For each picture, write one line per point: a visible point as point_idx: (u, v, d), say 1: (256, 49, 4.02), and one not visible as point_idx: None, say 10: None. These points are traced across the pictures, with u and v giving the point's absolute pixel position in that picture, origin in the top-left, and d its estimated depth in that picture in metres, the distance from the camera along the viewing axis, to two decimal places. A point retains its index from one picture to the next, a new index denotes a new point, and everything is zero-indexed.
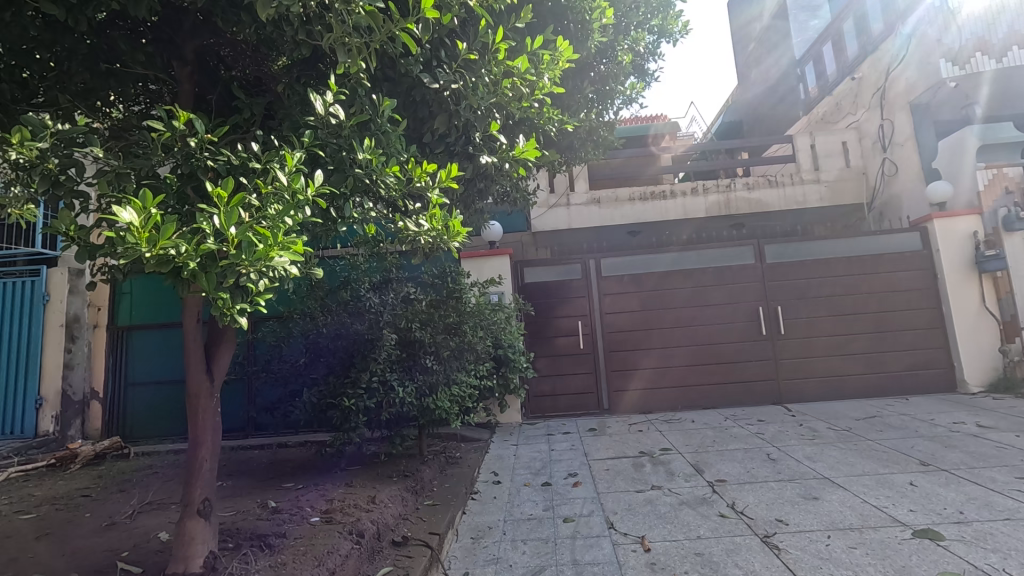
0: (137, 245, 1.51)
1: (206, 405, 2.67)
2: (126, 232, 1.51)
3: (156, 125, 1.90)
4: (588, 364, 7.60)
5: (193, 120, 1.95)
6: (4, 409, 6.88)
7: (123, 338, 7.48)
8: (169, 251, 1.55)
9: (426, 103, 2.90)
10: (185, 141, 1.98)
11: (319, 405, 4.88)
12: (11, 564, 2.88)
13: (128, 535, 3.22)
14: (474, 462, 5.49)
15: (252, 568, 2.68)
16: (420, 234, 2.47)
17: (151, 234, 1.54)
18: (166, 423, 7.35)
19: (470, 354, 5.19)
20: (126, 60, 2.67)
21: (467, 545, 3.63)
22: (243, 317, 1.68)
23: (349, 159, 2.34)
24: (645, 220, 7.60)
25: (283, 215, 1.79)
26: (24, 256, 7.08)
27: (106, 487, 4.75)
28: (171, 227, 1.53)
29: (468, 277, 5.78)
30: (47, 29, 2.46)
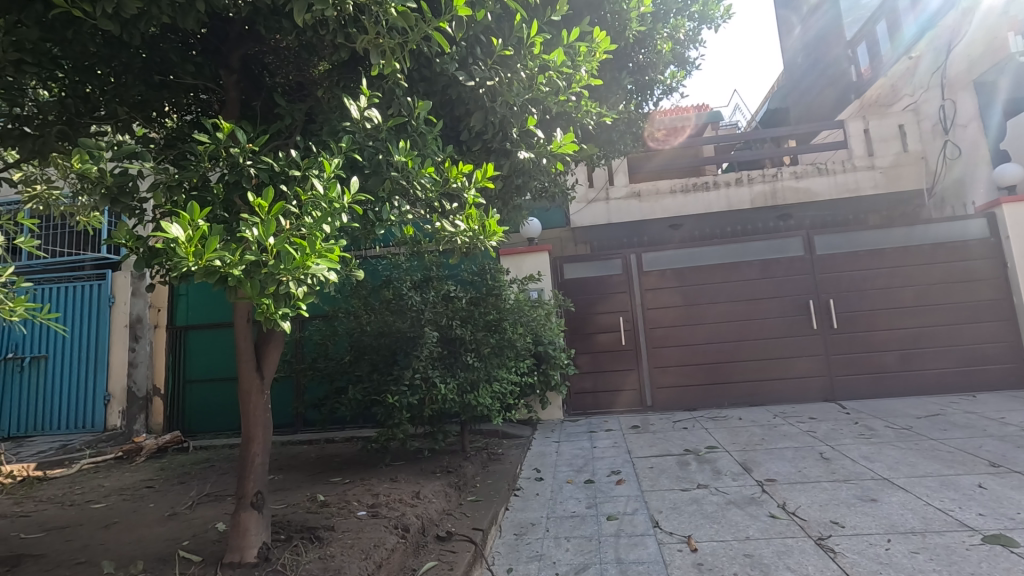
0: (183, 258, 1.55)
1: (257, 402, 2.78)
2: (174, 245, 1.55)
3: (201, 137, 1.95)
4: (629, 361, 7.50)
5: (236, 130, 1.99)
6: (76, 404, 7.41)
7: (180, 337, 7.80)
8: (215, 261, 1.58)
9: (462, 101, 2.89)
10: (229, 152, 2.03)
11: (364, 402, 5.01)
12: (83, 550, 3.08)
13: (188, 525, 3.38)
14: (516, 458, 5.51)
15: (302, 559, 2.74)
16: (457, 235, 2.48)
17: (198, 247, 1.58)
18: (220, 418, 7.68)
19: (511, 351, 5.19)
20: (177, 72, 2.76)
21: (511, 541, 3.65)
22: (286, 321, 1.70)
23: (385, 162, 2.36)
24: (686, 214, 7.42)
25: (320, 222, 1.79)
26: (91, 260, 7.58)
27: (168, 479, 5.01)
28: (213, 239, 1.56)
29: (507, 274, 5.79)
30: (106, 45, 2.56)
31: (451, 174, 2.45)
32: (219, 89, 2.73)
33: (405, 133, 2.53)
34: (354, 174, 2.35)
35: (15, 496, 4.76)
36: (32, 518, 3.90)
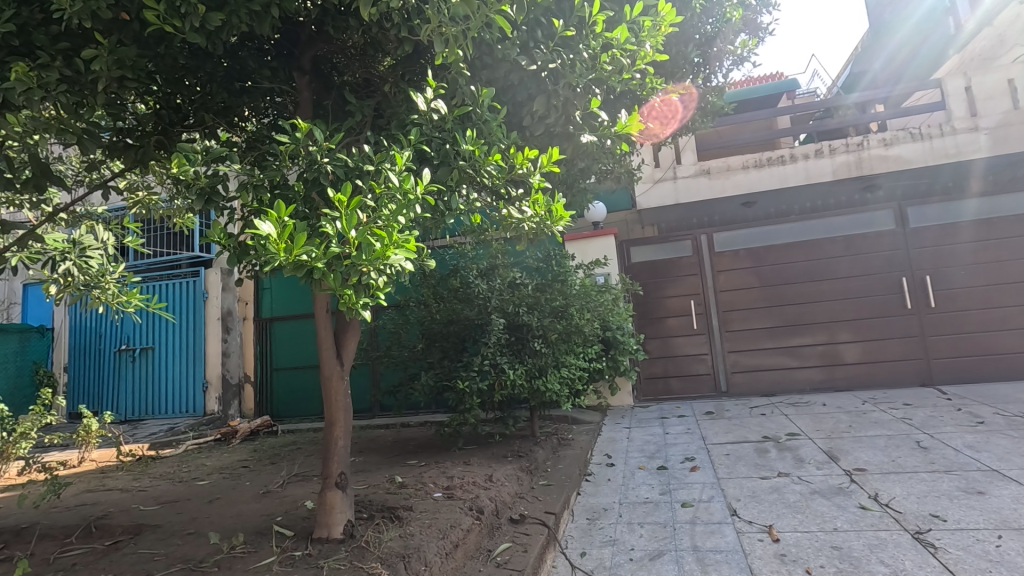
0: (275, 254, 1.64)
1: (338, 387, 2.94)
2: (266, 242, 1.65)
3: (282, 138, 2.05)
4: (701, 345, 7.29)
5: (313, 128, 2.09)
6: (178, 389, 8.18)
7: (267, 328, 8.26)
8: (302, 256, 1.66)
9: (523, 85, 2.83)
10: (307, 152, 2.12)
11: (436, 387, 5.13)
12: (191, 522, 3.38)
13: (281, 502, 3.64)
14: (586, 444, 5.50)
15: (384, 536, 2.86)
16: (524, 220, 2.48)
17: (287, 243, 1.67)
18: (304, 404, 8.06)
19: (578, 337, 5.16)
20: (255, 77, 2.93)
21: (583, 526, 3.68)
22: (367, 311, 1.77)
23: (453, 152, 2.38)
24: (761, 189, 7.01)
25: (396, 214, 1.84)
26: (187, 259, 8.36)
27: (261, 459, 5.42)
28: (301, 235, 1.64)
29: (573, 259, 5.76)
30: (193, 57, 2.72)
31: (516, 161, 2.46)
32: (293, 90, 2.88)
33: (468, 122, 2.53)
34: (423, 164, 2.39)
35: (135, 472, 5.32)
36: (148, 493, 4.34)
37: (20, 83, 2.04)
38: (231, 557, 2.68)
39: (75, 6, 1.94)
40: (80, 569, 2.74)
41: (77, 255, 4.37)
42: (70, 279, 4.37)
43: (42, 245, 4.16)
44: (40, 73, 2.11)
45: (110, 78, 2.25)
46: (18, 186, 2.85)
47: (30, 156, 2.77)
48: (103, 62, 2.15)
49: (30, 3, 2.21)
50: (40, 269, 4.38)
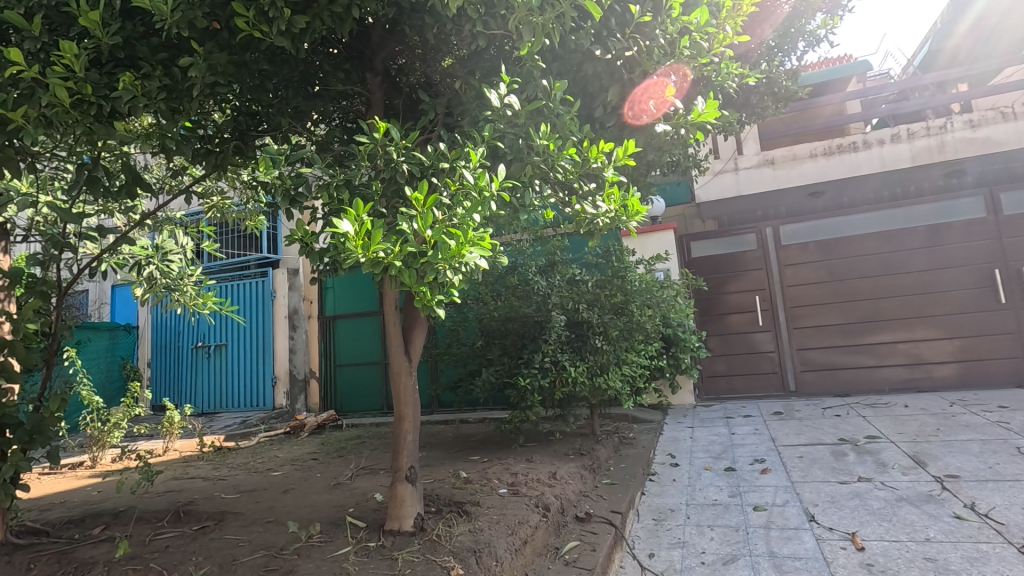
0: (354, 252, 1.65)
1: (406, 383, 3.00)
2: (345, 240, 1.65)
3: (362, 138, 2.09)
4: (768, 343, 7.00)
5: (391, 128, 2.12)
6: (250, 384, 8.60)
7: (330, 325, 8.40)
8: (380, 253, 1.68)
9: (597, 77, 2.79)
10: (385, 151, 2.15)
11: (497, 384, 5.14)
12: (270, 511, 3.54)
13: (351, 494, 3.75)
14: (648, 443, 5.39)
15: (454, 529, 2.87)
16: (598, 216, 2.40)
17: (365, 241, 1.67)
18: (366, 399, 8.16)
19: (640, 334, 5.08)
20: (330, 79, 3.01)
21: (650, 526, 3.61)
22: (441, 309, 1.79)
23: (526, 147, 2.37)
24: (831, 178, 6.65)
25: (471, 212, 1.83)
26: (256, 260, 8.84)
27: (329, 452, 5.61)
28: (379, 232, 1.64)
29: (633, 254, 5.65)
30: (273, 62, 2.79)
31: (590, 155, 2.37)
32: (366, 93, 2.97)
33: (540, 114, 2.53)
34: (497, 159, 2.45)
35: (214, 461, 5.64)
36: (228, 482, 4.58)
37: (129, 92, 2.14)
38: (309, 546, 2.78)
39: (176, 15, 2.03)
40: (173, 551, 2.92)
41: (160, 259, 4.66)
42: (153, 282, 4.68)
43: (129, 251, 4.46)
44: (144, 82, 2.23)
45: (204, 84, 2.35)
46: (114, 193, 3.05)
47: (124, 166, 2.96)
48: (198, 69, 2.25)
49: (132, 18, 2.37)
50: (127, 273, 4.70)
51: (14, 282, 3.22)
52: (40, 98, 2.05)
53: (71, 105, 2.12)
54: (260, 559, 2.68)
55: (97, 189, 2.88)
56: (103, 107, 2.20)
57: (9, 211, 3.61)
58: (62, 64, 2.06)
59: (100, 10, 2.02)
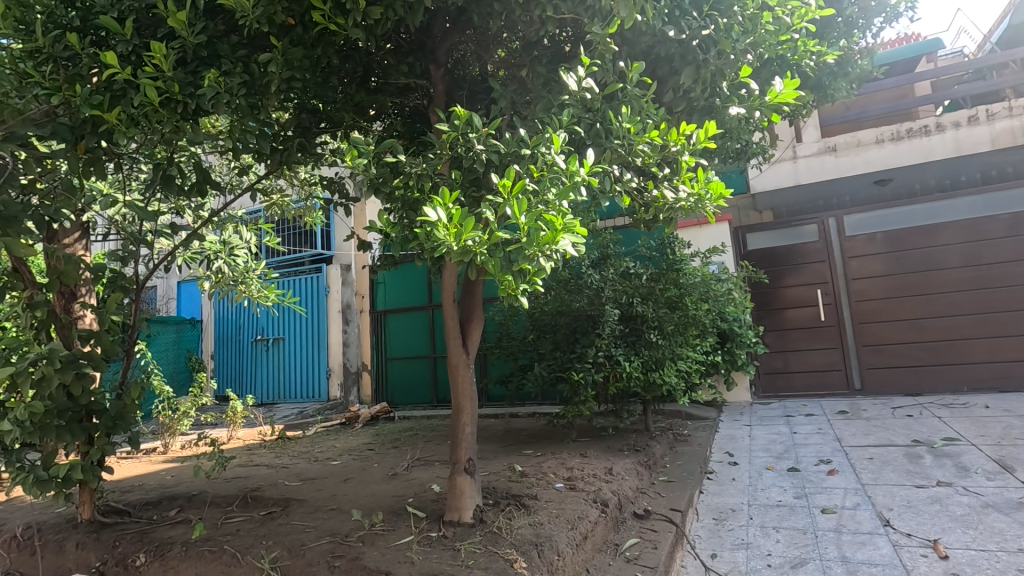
0: (446, 239, 1.69)
1: (465, 375, 3.01)
2: (438, 229, 1.70)
3: (442, 126, 2.06)
4: (830, 338, 6.69)
5: (471, 115, 2.07)
6: (306, 376, 8.90)
7: (380, 321, 8.53)
8: (469, 241, 1.70)
9: (670, 58, 2.65)
10: (465, 138, 2.11)
11: (549, 378, 5.11)
12: (332, 499, 3.64)
13: (409, 485, 3.81)
14: (704, 441, 5.25)
15: (515, 523, 2.86)
16: (679, 202, 2.36)
17: (457, 229, 1.71)
18: (416, 393, 8.23)
19: (695, 328, 4.95)
20: (393, 72, 3.01)
21: (710, 526, 3.50)
22: (525, 298, 1.85)
23: (605, 132, 2.37)
24: (899, 165, 6.27)
25: (561, 198, 1.84)
26: (310, 256, 9.12)
27: (384, 443, 5.73)
28: (471, 220, 1.68)
29: (688, 247, 5.52)
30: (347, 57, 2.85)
31: (670, 139, 2.33)
32: (428, 84, 2.96)
33: (615, 99, 2.47)
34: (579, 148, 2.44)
35: (276, 450, 5.85)
36: (290, 469, 4.74)
37: (213, 89, 2.21)
38: (373, 534, 2.83)
39: (257, 10, 2.14)
40: (244, 535, 3.03)
41: (226, 254, 4.87)
42: (221, 275, 4.90)
43: (200, 247, 4.67)
44: (226, 79, 2.32)
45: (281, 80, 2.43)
46: (187, 191, 3.19)
47: (196, 165, 3.08)
48: (277, 64, 2.34)
49: (216, 19, 2.51)
50: (196, 267, 4.93)
51: (97, 277, 3.41)
52: (133, 98, 2.17)
53: (160, 103, 2.24)
54: (327, 544, 2.75)
55: (171, 188, 3.01)
56: (188, 105, 2.32)
57: (92, 210, 3.84)
58: (151, 65, 2.20)
59: (187, 10, 2.12)
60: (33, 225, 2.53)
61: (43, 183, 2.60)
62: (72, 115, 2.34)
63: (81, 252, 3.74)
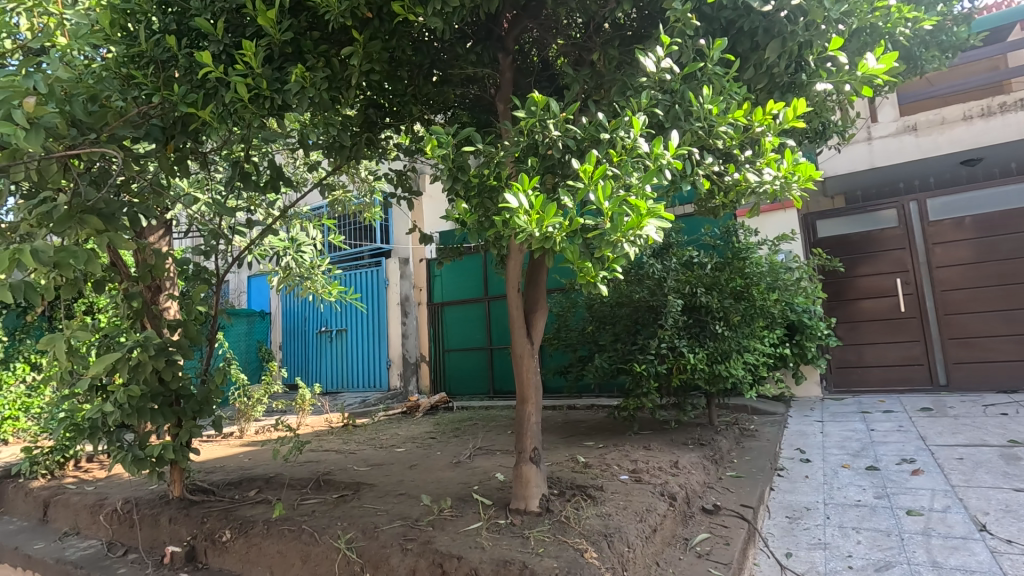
0: (528, 226, 1.73)
1: (530, 365, 3.01)
2: (520, 216, 1.74)
3: (520, 113, 2.06)
4: (911, 330, 6.27)
5: (549, 100, 2.08)
6: (368, 366, 9.20)
7: (438, 312, 8.69)
8: (551, 228, 1.74)
9: (752, 33, 2.55)
10: (543, 124, 2.11)
11: (609, 370, 5.04)
12: (400, 484, 3.74)
13: (473, 473, 3.86)
14: (773, 436, 5.04)
15: (582, 513, 2.85)
16: (764, 184, 2.29)
17: (538, 216, 1.75)
18: (472, 383, 8.30)
19: (763, 319, 4.73)
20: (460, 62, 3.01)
21: (783, 524, 3.37)
22: (604, 285, 1.88)
23: (684, 113, 2.28)
24: (991, 142, 5.75)
25: (644, 182, 1.84)
26: (370, 251, 9.39)
27: (445, 432, 5.84)
28: (552, 207, 1.71)
29: (756, 234, 5.30)
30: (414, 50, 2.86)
31: (754, 119, 2.27)
32: (496, 72, 2.96)
33: (694, 80, 2.38)
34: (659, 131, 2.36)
35: (342, 436, 6.07)
36: (357, 455, 4.91)
37: (298, 83, 2.33)
38: (442, 519, 2.89)
39: (342, 5, 2.23)
40: (321, 515, 3.16)
41: (295, 250, 5.10)
42: (289, 271, 5.13)
43: (272, 243, 4.91)
44: (310, 74, 2.43)
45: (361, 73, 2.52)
46: (263, 188, 3.33)
47: (270, 163, 3.21)
48: (358, 57, 2.42)
49: (299, 15, 2.61)
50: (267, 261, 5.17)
51: (182, 271, 3.63)
52: (225, 95, 2.33)
53: (250, 99, 2.39)
54: (399, 527, 2.83)
55: (249, 185, 3.15)
56: (275, 100, 2.46)
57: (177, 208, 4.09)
58: (242, 62, 2.34)
59: (275, 9, 2.27)
60: (128, 222, 2.69)
61: (135, 186, 2.76)
62: (164, 116, 2.55)
63: (165, 247, 3.99)
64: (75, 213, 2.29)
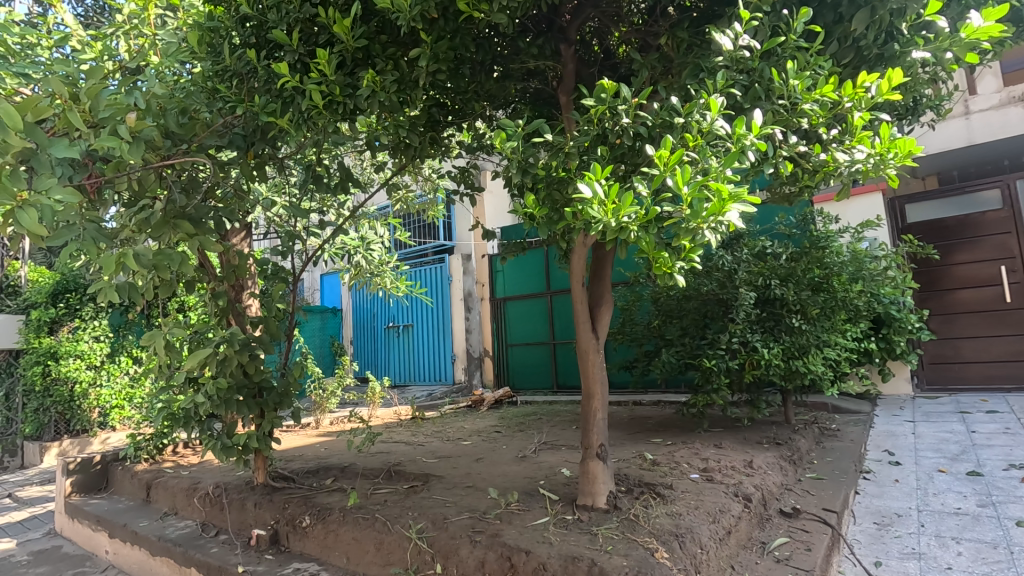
0: (603, 216, 1.70)
1: (596, 360, 2.96)
2: (595, 206, 1.70)
3: (590, 101, 2.04)
4: (1018, 323, 5.70)
5: (620, 86, 2.03)
6: (434, 361, 9.44)
7: (501, 307, 8.71)
8: (626, 218, 1.70)
9: (836, 4, 2.39)
10: (613, 110, 2.07)
11: (677, 365, 4.89)
12: (468, 476, 3.80)
13: (539, 467, 3.86)
14: (857, 437, 4.72)
15: (652, 511, 2.78)
16: (856, 163, 2.18)
17: (614, 205, 1.71)
18: (536, 377, 8.30)
19: (844, 312, 4.44)
20: (522, 56, 2.99)
21: (871, 531, 3.15)
22: (681, 275, 1.82)
23: (765, 92, 2.21)
24: None
25: (726, 165, 1.77)
26: (434, 247, 9.60)
27: (510, 426, 5.88)
28: (628, 196, 1.67)
29: (836, 221, 4.98)
30: (478, 47, 2.89)
31: (843, 94, 2.13)
32: (558, 64, 2.93)
33: (773, 57, 2.27)
34: (736, 113, 2.27)
35: (411, 429, 6.25)
36: (426, 447, 5.04)
37: (369, 88, 2.42)
38: (509, 513, 2.91)
39: (411, 9, 2.26)
40: (393, 505, 3.27)
41: (364, 248, 5.28)
42: (359, 268, 5.33)
43: (343, 243, 5.12)
44: (380, 78, 2.51)
45: (428, 73, 2.56)
46: (334, 189, 3.47)
47: (340, 165, 3.34)
48: (426, 59, 2.45)
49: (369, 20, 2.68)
50: (339, 260, 5.40)
51: (262, 271, 3.84)
52: (301, 103, 2.46)
53: (324, 106, 2.51)
54: (467, 520, 2.88)
55: (321, 187, 3.29)
56: (347, 105, 2.56)
57: (257, 211, 4.34)
58: (316, 71, 2.46)
59: (349, 18, 2.36)
60: (215, 225, 2.85)
61: (220, 191, 2.92)
62: (246, 124, 2.70)
63: (245, 248, 4.23)
64: (170, 218, 2.50)
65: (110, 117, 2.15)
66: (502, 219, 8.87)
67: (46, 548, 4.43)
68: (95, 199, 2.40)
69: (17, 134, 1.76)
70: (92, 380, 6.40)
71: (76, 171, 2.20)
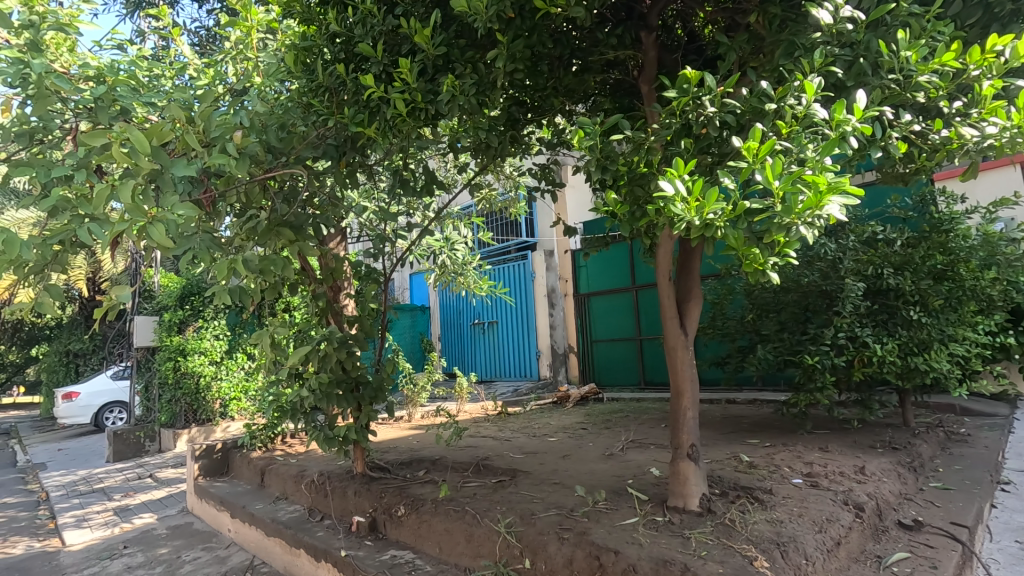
0: (687, 214, 1.62)
1: (684, 357, 2.84)
2: (678, 204, 1.64)
3: (671, 93, 1.96)
4: None
5: (704, 75, 1.94)
6: (520, 356, 9.61)
7: (585, 303, 8.58)
8: (712, 215, 1.62)
9: None
10: (696, 101, 1.98)
11: (775, 362, 4.59)
12: (555, 473, 3.80)
13: (627, 466, 3.78)
14: (992, 442, 4.19)
15: (749, 517, 2.63)
16: (986, 138, 1.93)
17: (698, 202, 1.63)
18: (623, 373, 8.12)
19: (973, 303, 3.96)
20: (602, 48, 2.94)
21: (1013, 550, 2.78)
22: (775, 272, 1.70)
23: (873, 67, 2.02)
24: None
25: (824, 153, 1.62)
26: (516, 245, 9.71)
27: (596, 423, 5.80)
28: (714, 192, 1.58)
29: (961, 201, 4.45)
30: (556, 42, 2.88)
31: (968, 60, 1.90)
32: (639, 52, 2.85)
33: (881, 27, 2.07)
34: (838, 93, 2.09)
35: (498, 424, 6.35)
36: (512, 443, 5.11)
37: (449, 92, 2.48)
38: (597, 511, 2.87)
39: (487, 10, 2.28)
40: (481, 498, 3.34)
41: (449, 247, 5.44)
42: (445, 267, 5.50)
43: (428, 243, 5.30)
44: (459, 82, 2.56)
45: (506, 72, 2.56)
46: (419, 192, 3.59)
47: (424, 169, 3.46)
48: (503, 58, 2.46)
49: (448, 26, 2.74)
50: (425, 260, 5.60)
51: (356, 272, 4.06)
52: (387, 113, 2.57)
53: (408, 113, 2.62)
54: (554, 516, 2.87)
55: (408, 190, 3.43)
56: (430, 110, 2.64)
57: (349, 217, 4.58)
58: (399, 80, 2.56)
59: (428, 27, 2.43)
60: (313, 231, 3.10)
61: (317, 199, 3.11)
62: (338, 135, 2.90)
63: (341, 252, 4.49)
64: (274, 226, 2.75)
65: (220, 136, 2.36)
66: (585, 213, 8.76)
67: (180, 524, 4.98)
68: (210, 211, 2.62)
69: (146, 158, 2.01)
70: (214, 374, 7.18)
71: (195, 187, 2.44)
